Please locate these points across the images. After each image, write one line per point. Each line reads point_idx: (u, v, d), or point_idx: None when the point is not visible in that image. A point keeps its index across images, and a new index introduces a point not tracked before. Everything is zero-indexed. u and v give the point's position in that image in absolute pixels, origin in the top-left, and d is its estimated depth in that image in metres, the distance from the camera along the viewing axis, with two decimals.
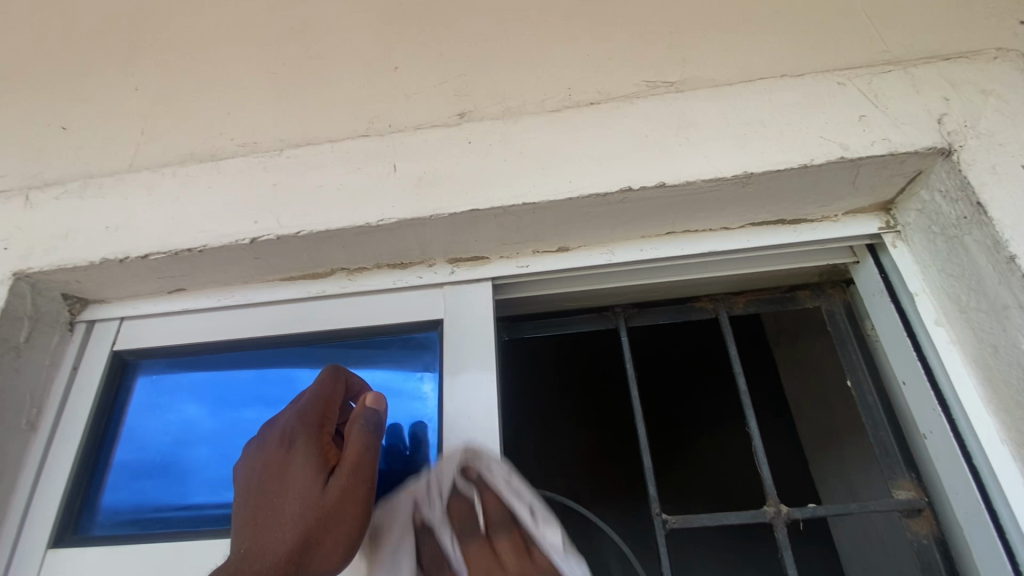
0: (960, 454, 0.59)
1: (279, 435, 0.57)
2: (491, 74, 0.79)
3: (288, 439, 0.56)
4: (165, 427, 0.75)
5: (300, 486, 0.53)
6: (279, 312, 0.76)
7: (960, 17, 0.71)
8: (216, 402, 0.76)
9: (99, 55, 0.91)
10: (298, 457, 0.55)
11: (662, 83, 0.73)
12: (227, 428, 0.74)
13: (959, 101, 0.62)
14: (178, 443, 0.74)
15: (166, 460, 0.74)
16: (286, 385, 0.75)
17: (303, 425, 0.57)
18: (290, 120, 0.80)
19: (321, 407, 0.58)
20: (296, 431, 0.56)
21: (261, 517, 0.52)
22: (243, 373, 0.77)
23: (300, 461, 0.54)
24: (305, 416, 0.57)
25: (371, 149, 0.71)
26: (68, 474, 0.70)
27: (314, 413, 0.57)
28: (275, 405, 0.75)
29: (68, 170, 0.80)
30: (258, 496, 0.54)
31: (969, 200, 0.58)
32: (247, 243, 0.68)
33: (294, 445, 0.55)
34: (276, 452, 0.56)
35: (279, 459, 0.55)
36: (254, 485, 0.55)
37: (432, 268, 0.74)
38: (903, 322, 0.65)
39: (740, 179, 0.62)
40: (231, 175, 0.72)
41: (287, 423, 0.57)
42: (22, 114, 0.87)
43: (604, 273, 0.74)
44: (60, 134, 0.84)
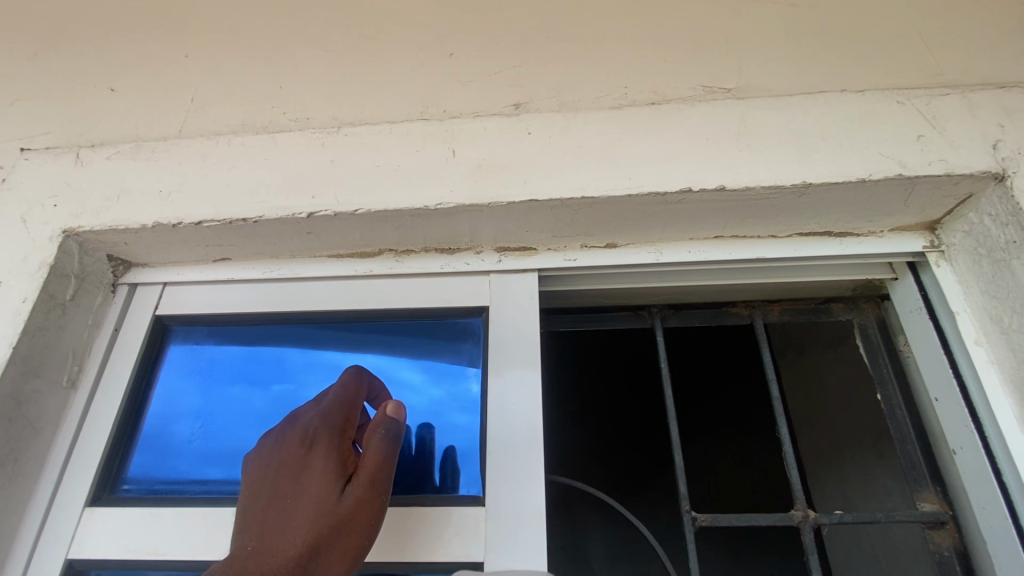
0: (990, 470, 0.60)
1: (296, 434, 0.57)
2: (548, 67, 0.80)
3: (308, 439, 0.56)
4: (202, 395, 0.75)
5: (315, 490, 0.53)
6: (324, 288, 0.76)
7: (1013, 48, 0.73)
8: (255, 374, 0.76)
9: (150, 19, 0.91)
10: (317, 458, 0.55)
11: (719, 89, 0.74)
12: (217, 403, 0.75)
13: (1013, 128, 0.63)
14: (172, 417, 0.74)
15: (203, 428, 0.74)
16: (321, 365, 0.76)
17: (323, 428, 0.57)
18: (344, 98, 0.81)
19: (343, 411, 0.58)
20: (318, 432, 0.56)
21: (272, 516, 0.52)
22: (283, 347, 0.77)
23: (317, 464, 0.54)
24: (326, 419, 0.57)
25: (429, 133, 0.71)
26: (106, 434, 0.70)
27: (336, 414, 0.58)
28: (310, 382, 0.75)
29: (119, 132, 0.80)
30: (270, 491, 0.54)
31: (1020, 225, 0.59)
32: (303, 217, 0.68)
33: (313, 446, 0.56)
34: (294, 452, 0.55)
35: (293, 460, 0.55)
36: (267, 482, 0.55)
37: (479, 255, 0.75)
38: (940, 340, 0.67)
39: (797, 189, 0.63)
40: (287, 148, 0.73)
41: (305, 423, 0.57)
42: (71, 72, 0.87)
43: (649, 272, 0.75)
44: (109, 95, 0.84)
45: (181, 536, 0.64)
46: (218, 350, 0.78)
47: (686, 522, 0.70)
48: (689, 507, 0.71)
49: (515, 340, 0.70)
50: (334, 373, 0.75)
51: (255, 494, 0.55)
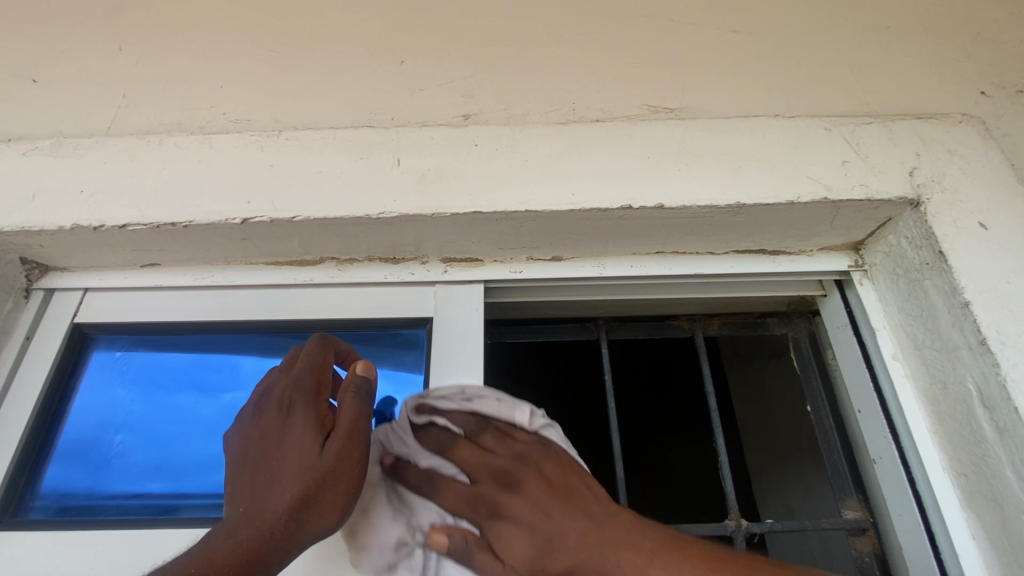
0: (904, 478, 0.64)
1: (274, 403, 0.55)
2: (498, 79, 0.80)
3: (284, 402, 0.54)
4: (122, 408, 0.71)
5: (297, 446, 0.51)
6: (261, 297, 0.73)
7: (930, 83, 0.78)
8: (182, 386, 0.72)
9: (80, 8, 0.86)
10: (295, 422, 0.53)
11: (663, 109, 0.76)
12: (161, 413, 0.70)
13: (928, 157, 0.67)
14: (112, 428, 0.69)
15: (121, 444, 0.69)
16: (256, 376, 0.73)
17: (297, 389, 0.55)
18: (289, 101, 0.78)
19: (315, 374, 0.56)
20: (294, 397, 0.54)
21: (261, 477, 0.51)
22: (215, 359, 0.73)
23: (295, 424, 0.53)
24: (299, 383, 0.55)
25: (374, 140, 0.70)
26: (11, 452, 0.65)
27: (309, 376, 0.56)
28: (242, 394, 0.72)
29: (40, 127, 0.75)
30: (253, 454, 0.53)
31: (931, 248, 0.63)
32: (237, 223, 0.65)
33: (290, 409, 0.54)
34: (273, 419, 0.54)
35: (274, 423, 0.54)
36: (251, 450, 0.54)
37: (424, 265, 0.73)
38: (863, 355, 0.71)
39: (731, 209, 0.65)
40: (224, 151, 0.70)
41: (281, 389, 0.56)
42: None
43: (593, 285, 0.76)
44: (31, 87, 0.79)
45: (94, 561, 0.60)
46: (161, 356, 0.73)
47: None
48: None
49: (458, 352, 0.69)
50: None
51: (242, 464, 0.53)
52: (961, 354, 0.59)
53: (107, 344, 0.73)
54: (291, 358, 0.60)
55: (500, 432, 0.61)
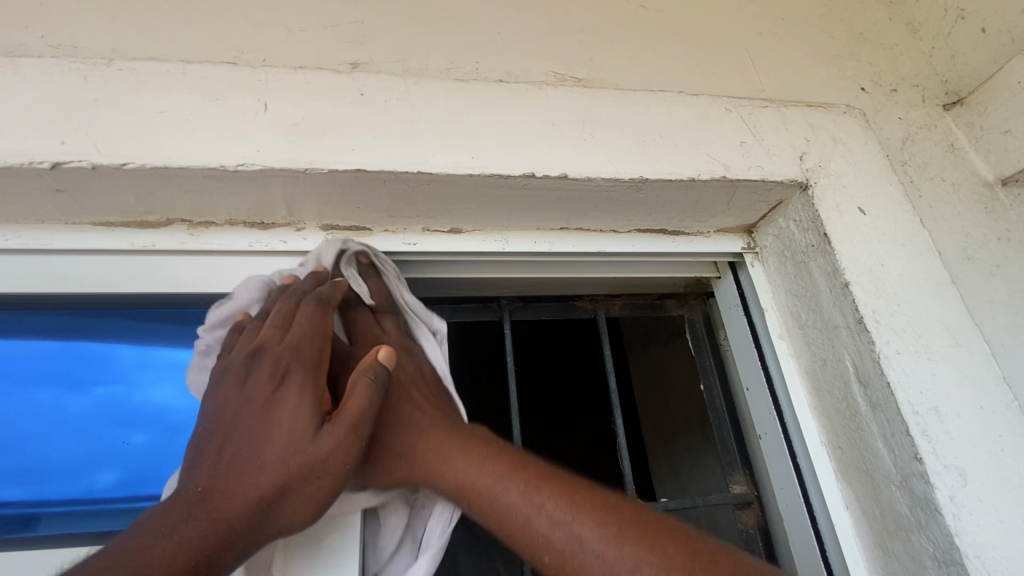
0: (787, 453, 0.66)
1: (264, 364, 0.47)
2: (393, 29, 0.72)
3: (276, 363, 0.47)
4: None
5: (287, 424, 0.45)
6: (86, 266, 0.59)
7: (814, 77, 0.82)
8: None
9: None
10: (289, 393, 0.46)
11: (570, 78, 0.73)
12: (12, 415, 0.55)
13: (816, 143, 0.70)
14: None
15: None
16: (101, 366, 0.59)
17: (296, 353, 0.48)
18: (129, 28, 0.64)
19: (319, 342, 0.49)
20: (290, 362, 0.48)
21: (231, 450, 0.44)
22: (43, 346, 0.59)
23: (287, 397, 0.46)
24: (299, 351, 0.48)
25: (238, 81, 0.59)
26: None
27: (315, 344, 0.49)
28: (82, 387, 0.58)
29: None
30: (228, 411, 0.46)
31: (817, 230, 0.65)
32: (44, 169, 0.51)
33: (285, 378, 0.47)
34: (261, 384, 0.46)
35: (263, 388, 0.46)
36: (223, 416, 0.45)
37: (301, 233, 0.64)
38: (752, 334, 0.73)
39: (635, 183, 0.63)
40: (30, 78, 0.55)
41: (272, 343, 0.49)
42: None
43: (494, 260, 0.71)
44: None
45: None
46: (11, 345, 0.58)
47: None
48: None
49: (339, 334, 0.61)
50: (178, 372, 0.61)
51: (211, 433, 0.45)
52: (840, 332, 0.61)
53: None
54: (290, 298, 0.52)
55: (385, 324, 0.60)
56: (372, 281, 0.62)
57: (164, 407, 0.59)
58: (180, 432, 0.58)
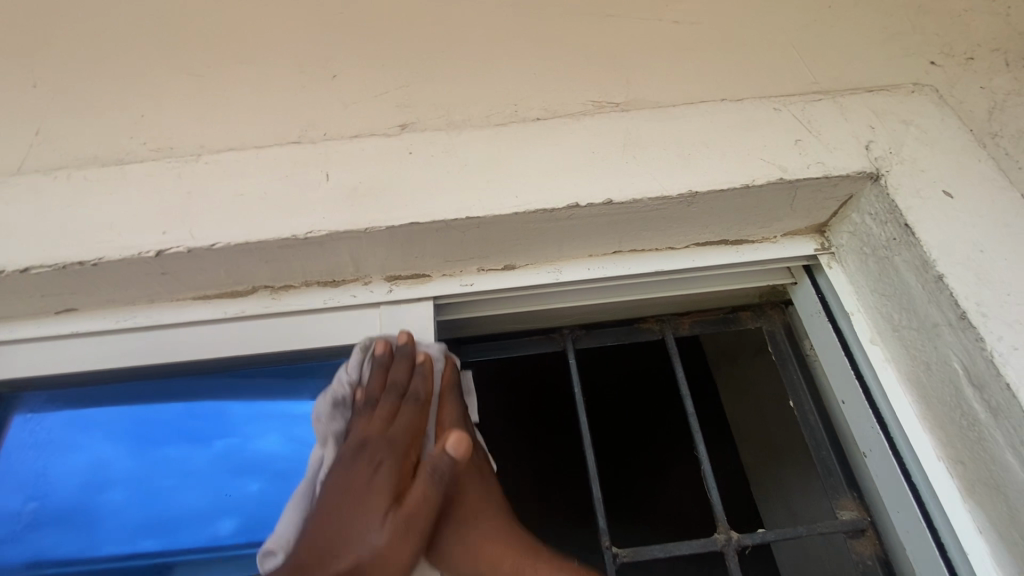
0: (899, 471, 0.59)
1: (366, 454, 0.55)
2: (435, 89, 0.78)
3: (373, 452, 0.55)
4: (74, 470, 0.67)
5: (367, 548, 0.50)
6: (189, 336, 0.67)
7: (871, 62, 0.78)
8: (138, 439, 0.68)
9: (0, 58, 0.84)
10: (382, 474, 0.54)
11: (607, 103, 0.75)
12: (156, 469, 0.68)
13: (883, 129, 0.64)
14: (95, 487, 0.67)
15: (80, 505, 0.66)
16: (216, 421, 0.69)
17: (391, 446, 0.56)
18: (216, 126, 0.75)
19: (405, 436, 0.57)
20: (381, 442, 0.56)
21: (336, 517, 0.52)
22: (166, 408, 0.69)
23: (379, 481, 0.53)
24: (394, 444, 0.56)
25: (302, 156, 0.65)
26: None
27: (399, 454, 0.56)
28: (205, 441, 0.69)
29: None
30: (331, 504, 0.53)
31: (897, 221, 0.59)
32: (151, 256, 0.60)
33: (379, 467, 0.54)
34: (360, 468, 0.54)
35: (361, 471, 0.54)
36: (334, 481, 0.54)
37: (367, 286, 0.68)
38: (840, 342, 0.67)
39: (684, 198, 0.61)
40: (137, 180, 0.64)
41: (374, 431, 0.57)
42: None
43: (551, 292, 0.71)
44: None
45: None
46: (146, 410, 0.69)
47: (607, 560, 0.65)
48: (609, 543, 0.66)
49: None
50: (280, 421, 0.69)
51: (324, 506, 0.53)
52: (942, 331, 0.55)
53: (31, 410, 0.69)
54: (389, 393, 0.59)
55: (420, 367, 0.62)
56: (405, 339, 0.63)
57: (272, 454, 0.68)
58: (283, 477, 0.67)
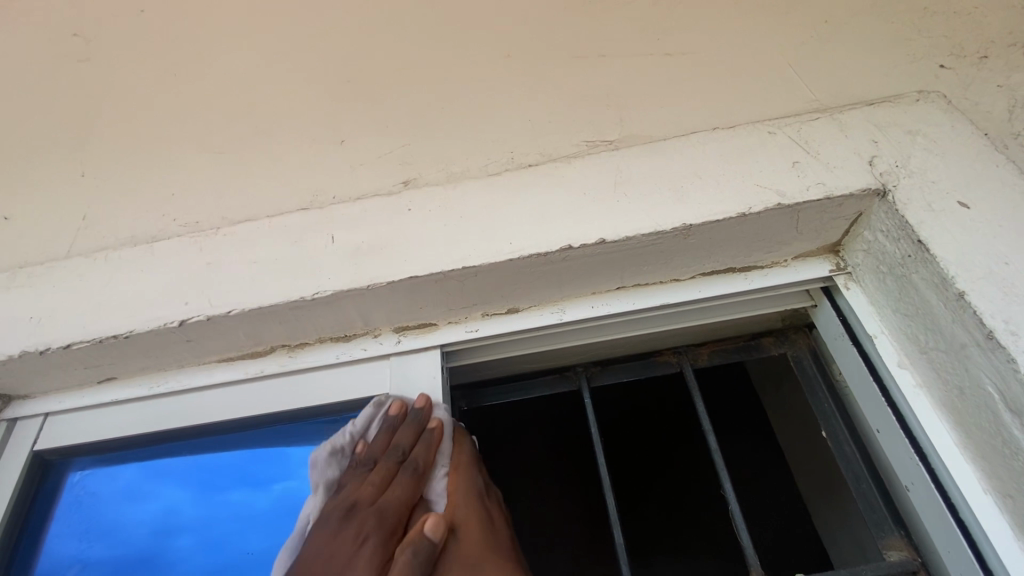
0: (944, 507, 0.54)
1: (352, 525, 0.52)
2: (435, 144, 0.82)
3: (360, 523, 0.52)
4: (143, 518, 0.70)
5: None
6: (215, 397, 0.71)
7: (872, 72, 0.76)
8: (203, 485, 0.71)
9: (60, 157, 0.95)
10: (365, 550, 0.50)
11: (601, 143, 0.77)
12: (216, 514, 0.69)
13: (887, 142, 0.62)
14: (161, 534, 0.69)
15: (150, 552, 0.68)
16: (277, 464, 0.70)
17: (380, 523, 0.53)
18: (238, 198, 0.82)
19: (399, 505, 0.55)
20: (370, 518, 0.53)
21: None
22: (228, 454, 0.72)
23: (362, 559, 0.50)
24: (383, 519, 0.53)
25: (310, 221, 0.69)
26: None
27: (387, 529, 0.52)
28: (264, 485, 0.70)
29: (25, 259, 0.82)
30: (309, 573, 0.50)
31: (910, 237, 0.56)
32: (175, 326, 0.64)
33: (362, 544, 0.51)
34: (346, 544, 0.51)
35: (344, 545, 0.51)
36: (310, 557, 0.51)
37: (377, 338, 0.70)
38: (867, 367, 0.63)
39: (679, 231, 0.61)
40: (164, 255, 0.69)
41: (367, 516, 0.53)
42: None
43: (557, 332, 0.71)
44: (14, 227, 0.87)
45: None
46: (214, 456, 0.72)
47: None
48: None
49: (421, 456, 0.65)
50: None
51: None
52: (971, 352, 0.51)
53: (88, 466, 0.72)
54: (383, 467, 0.57)
55: (430, 442, 0.60)
56: (422, 400, 0.63)
57: None
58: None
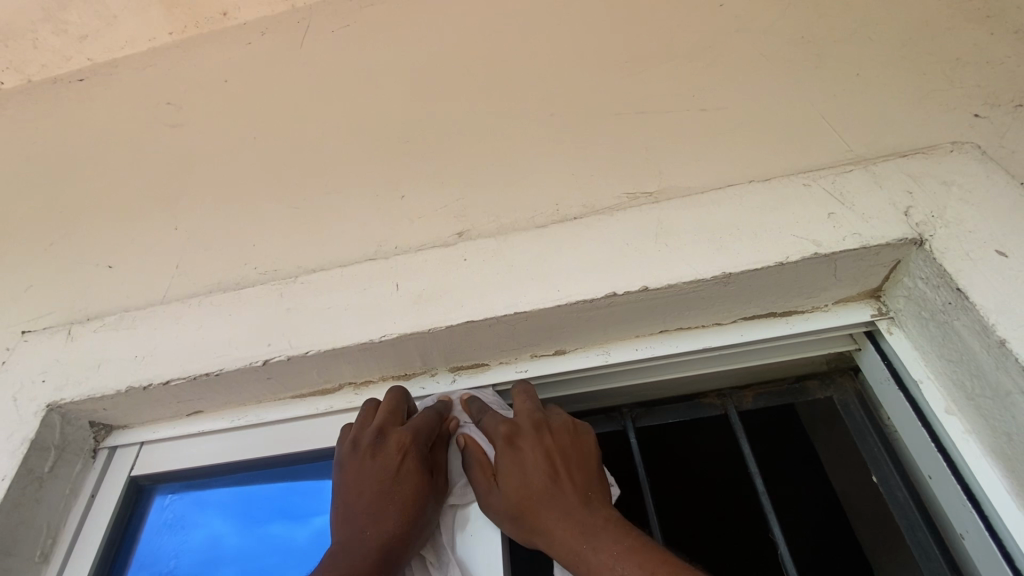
0: (999, 556, 0.54)
1: (391, 444, 0.64)
2: (487, 198, 0.89)
3: (398, 442, 0.64)
4: (189, 547, 0.76)
5: (407, 497, 0.62)
6: (289, 430, 0.78)
7: (906, 124, 0.79)
8: (243, 517, 0.77)
9: (157, 211, 1.08)
10: (409, 460, 0.63)
11: (642, 194, 0.82)
12: (255, 547, 0.75)
13: (921, 193, 0.64)
14: (203, 564, 0.74)
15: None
16: (315, 497, 0.77)
17: (414, 440, 0.65)
18: (311, 249, 0.91)
19: (426, 426, 0.67)
20: (408, 439, 0.64)
21: (374, 493, 0.61)
22: (270, 488, 0.78)
23: (408, 464, 0.63)
24: (416, 434, 0.65)
25: (377, 270, 0.76)
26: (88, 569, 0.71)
27: (421, 443, 0.65)
28: (300, 519, 0.76)
29: (125, 304, 0.93)
30: (358, 476, 0.63)
31: (949, 285, 0.58)
32: (259, 364, 0.72)
33: (405, 453, 0.64)
34: (392, 456, 0.63)
35: (393, 458, 0.63)
36: (358, 473, 0.63)
37: (434, 376, 0.76)
38: (916, 412, 0.63)
39: (719, 279, 0.64)
40: (250, 301, 0.78)
41: (400, 434, 0.65)
42: (92, 261, 1.02)
43: (602, 374, 0.75)
44: (118, 274, 0.98)
45: None
46: (258, 488, 0.79)
47: None
48: None
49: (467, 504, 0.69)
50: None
51: (359, 493, 0.62)
52: (1017, 400, 0.52)
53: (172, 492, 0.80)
54: (395, 403, 0.69)
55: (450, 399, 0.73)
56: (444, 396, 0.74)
57: None
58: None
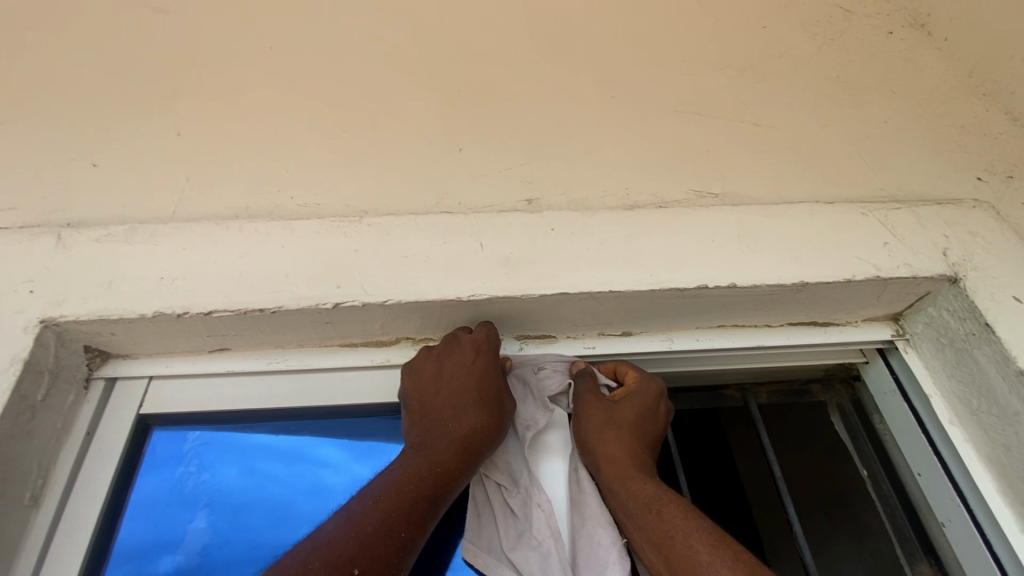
0: (981, 541, 0.67)
1: (464, 350, 0.68)
2: (554, 168, 0.88)
3: (466, 351, 0.68)
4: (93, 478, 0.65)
5: (475, 408, 0.65)
6: (336, 381, 0.72)
7: (929, 174, 0.91)
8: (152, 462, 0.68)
9: (147, 104, 0.91)
10: (478, 367, 0.67)
11: (708, 194, 0.86)
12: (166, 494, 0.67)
13: (955, 238, 0.75)
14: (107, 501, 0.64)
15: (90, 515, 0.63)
16: (203, 444, 0.70)
17: (487, 347, 0.68)
18: (360, 188, 0.84)
19: (495, 348, 0.69)
20: (481, 352, 0.68)
21: (448, 397, 0.65)
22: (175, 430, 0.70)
23: (477, 370, 0.66)
24: (489, 346, 0.69)
25: (456, 224, 0.72)
26: (96, 515, 0.62)
27: (491, 348, 0.69)
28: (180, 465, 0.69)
29: (120, 213, 0.79)
30: (433, 378, 0.67)
31: (976, 319, 0.69)
32: (328, 308, 0.66)
33: (475, 359, 0.67)
34: (466, 356, 0.67)
35: (466, 356, 0.67)
36: (435, 381, 0.67)
37: (500, 342, 0.76)
38: (918, 422, 0.76)
39: (795, 287, 0.71)
40: (307, 235, 0.70)
41: (472, 337, 0.69)
42: (61, 152, 0.85)
43: (660, 359, 0.79)
44: (105, 176, 0.83)
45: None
46: (166, 434, 0.70)
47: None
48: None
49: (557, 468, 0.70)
50: (244, 454, 0.70)
51: (435, 397, 0.66)
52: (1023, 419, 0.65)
53: (169, 425, 0.70)
54: (483, 332, 0.69)
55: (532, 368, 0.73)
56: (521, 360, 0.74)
57: (234, 486, 0.68)
58: (241, 512, 0.66)
